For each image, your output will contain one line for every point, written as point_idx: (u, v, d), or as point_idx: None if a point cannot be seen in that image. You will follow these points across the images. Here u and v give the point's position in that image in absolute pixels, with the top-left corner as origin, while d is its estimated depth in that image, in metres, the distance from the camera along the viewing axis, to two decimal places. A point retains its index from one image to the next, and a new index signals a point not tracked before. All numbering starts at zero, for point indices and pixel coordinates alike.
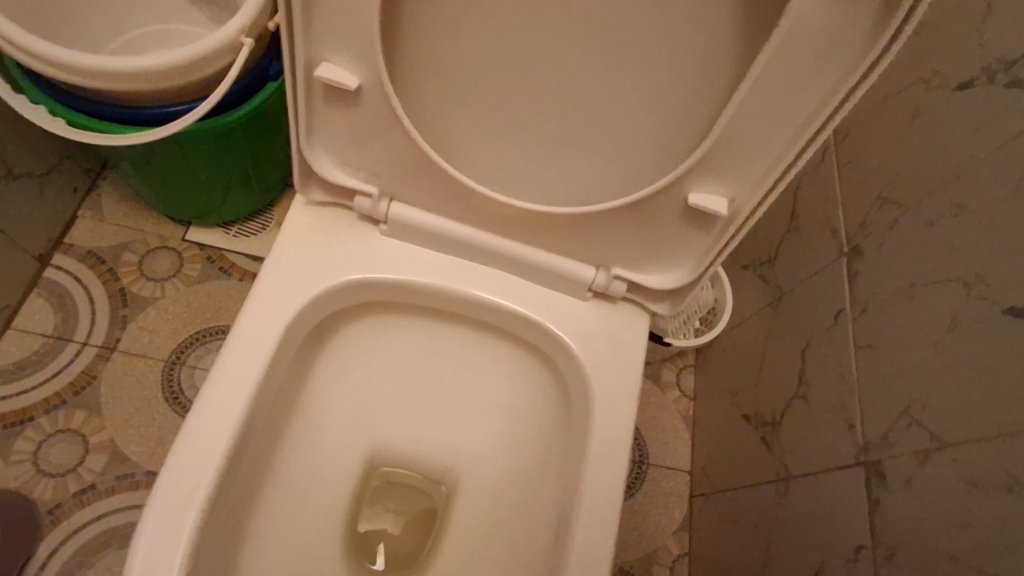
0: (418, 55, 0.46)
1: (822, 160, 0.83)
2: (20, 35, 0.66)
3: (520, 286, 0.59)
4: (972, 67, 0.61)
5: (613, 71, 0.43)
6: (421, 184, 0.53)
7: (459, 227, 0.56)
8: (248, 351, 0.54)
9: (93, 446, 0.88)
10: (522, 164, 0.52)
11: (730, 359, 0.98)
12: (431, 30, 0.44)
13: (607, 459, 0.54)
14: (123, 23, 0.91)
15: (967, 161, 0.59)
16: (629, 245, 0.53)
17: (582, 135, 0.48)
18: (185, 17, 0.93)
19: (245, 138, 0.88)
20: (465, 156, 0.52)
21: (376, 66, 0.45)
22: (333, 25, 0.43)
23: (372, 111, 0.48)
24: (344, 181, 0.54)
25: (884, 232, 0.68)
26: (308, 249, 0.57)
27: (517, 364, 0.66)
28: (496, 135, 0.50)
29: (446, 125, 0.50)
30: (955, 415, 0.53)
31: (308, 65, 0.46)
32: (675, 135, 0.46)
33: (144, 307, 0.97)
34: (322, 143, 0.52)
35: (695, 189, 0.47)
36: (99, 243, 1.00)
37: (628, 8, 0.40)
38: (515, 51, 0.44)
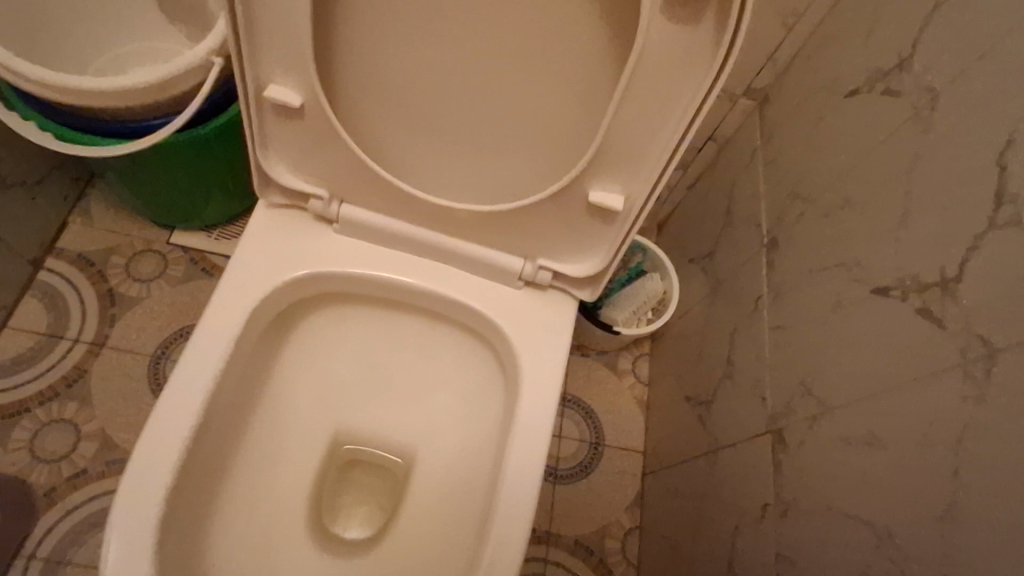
0: (353, 77, 0.53)
1: (751, 160, 0.91)
2: (11, 59, 0.73)
3: (459, 276, 0.67)
4: (858, 76, 0.68)
5: (517, 89, 0.51)
6: (365, 188, 0.61)
7: (401, 225, 0.64)
8: (215, 338, 0.61)
9: (85, 434, 0.95)
10: (450, 167, 0.59)
11: (678, 346, 1.06)
12: (361, 56, 0.52)
13: (533, 427, 0.62)
14: (108, 42, 0.98)
15: (852, 160, 0.67)
16: (548, 239, 0.61)
17: (498, 143, 0.56)
18: (165, 36, 1.01)
19: (221, 148, 0.95)
20: (401, 162, 0.60)
21: (314, 89, 0.52)
22: (274, 54, 0.50)
23: (316, 125, 0.55)
24: (297, 186, 0.62)
25: (794, 225, 0.76)
26: (270, 247, 0.65)
27: (463, 347, 0.74)
28: (426, 144, 0.57)
29: (383, 136, 0.58)
30: (837, 383, 0.61)
31: (256, 86, 0.53)
32: (574, 143, 0.53)
33: (131, 306, 1.05)
34: (277, 154, 0.60)
35: (593, 189, 0.54)
36: (88, 247, 1.08)
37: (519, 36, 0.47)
38: (433, 73, 0.52)
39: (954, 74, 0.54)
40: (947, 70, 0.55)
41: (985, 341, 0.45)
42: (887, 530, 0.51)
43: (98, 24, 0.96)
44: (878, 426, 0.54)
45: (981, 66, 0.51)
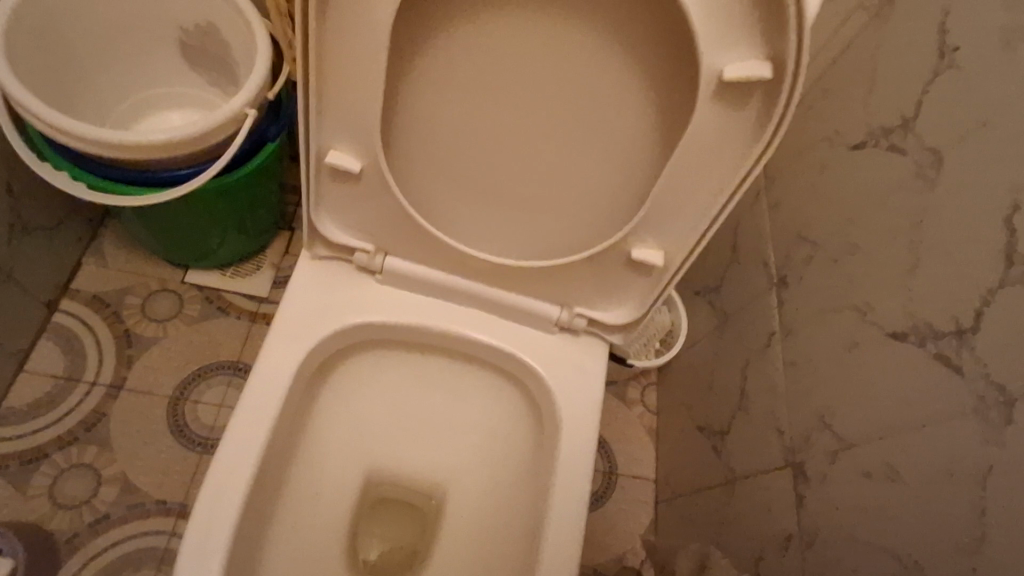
0: (407, 142, 0.56)
1: (755, 202, 0.95)
2: (51, 115, 0.76)
3: (495, 322, 0.70)
4: (861, 130, 0.73)
5: (565, 154, 0.55)
6: (410, 243, 0.64)
7: (442, 275, 0.67)
8: (266, 389, 0.63)
9: (105, 478, 0.95)
10: (494, 223, 0.62)
11: (686, 377, 1.09)
12: (417, 124, 0.55)
13: (574, 468, 0.65)
14: (131, 87, 0.99)
15: (858, 209, 0.72)
16: (586, 289, 0.64)
17: (542, 201, 0.59)
18: (185, 81, 1.02)
19: (243, 190, 0.97)
20: (445, 218, 0.63)
21: (372, 155, 0.55)
22: (338, 124, 0.53)
23: (370, 188, 0.58)
24: (345, 241, 0.64)
25: (803, 266, 0.80)
26: (314, 298, 0.67)
27: (494, 388, 0.77)
28: (472, 202, 0.61)
29: (430, 194, 0.61)
30: (857, 421, 0.65)
31: (315, 152, 0.56)
32: (616, 204, 0.57)
33: (148, 346, 1.05)
34: (328, 212, 0.62)
35: (635, 246, 0.58)
36: (103, 288, 1.08)
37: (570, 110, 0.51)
38: (485, 139, 0.55)
39: (955, 137, 0.59)
40: (946, 133, 0.60)
41: (1002, 390, 0.50)
42: (916, 563, 0.55)
43: (121, 70, 0.97)
44: (901, 463, 0.58)
45: (981, 133, 0.56)
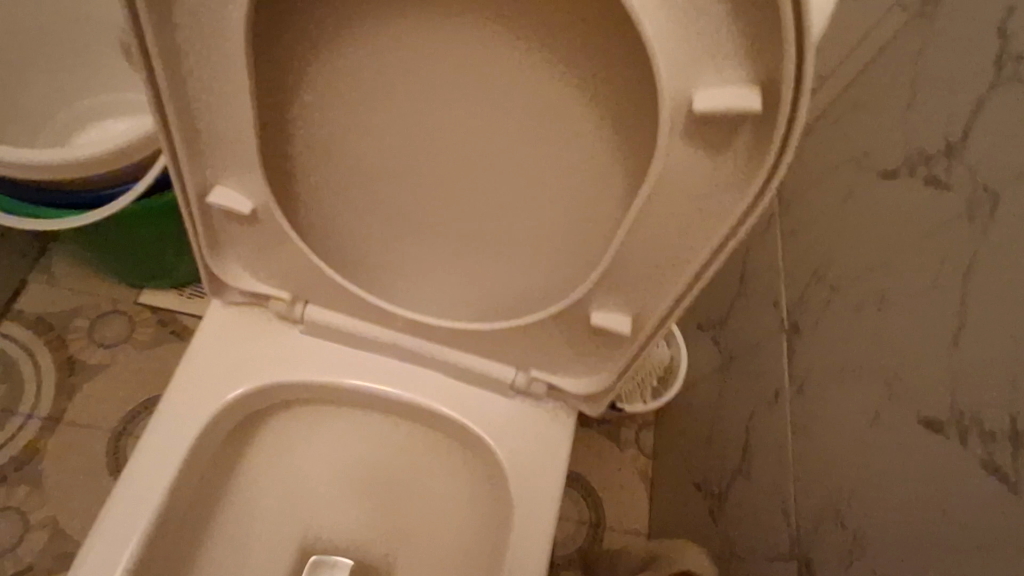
0: (313, 177, 0.46)
1: (767, 228, 0.82)
2: None
3: (440, 383, 0.58)
4: (895, 154, 0.59)
5: (506, 195, 0.43)
6: (330, 293, 0.53)
7: (373, 329, 0.56)
8: (157, 460, 0.53)
9: (34, 523, 0.87)
10: (429, 271, 0.51)
11: (685, 421, 0.97)
12: (322, 155, 0.44)
13: (528, 568, 0.52)
14: (68, 97, 0.90)
15: (887, 252, 0.58)
16: (545, 352, 0.52)
17: (484, 250, 0.48)
18: (130, 88, 0.92)
19: None
20: (372, 265, 0.52)
21: (265, 192, 0.44)
22: (216, 155, 0.42)
23: (270, 231, 0.48)
24: (254, 288, 0.54)
25: (819, 314, 0.67)
26: (227, 351, 0.57)
27: (447, 452, 0.65)
28: (401, 248, 0.50)
29: (350, 237, 0.50)
30: (881, 522, 0.52)
31: (197, 188, 0.45)
32: (571, 258, 0.45)
33: (93, 375, 0.96)
34: (230, 256, 0.52)
35: (596, 309, 0.46)
36: (49, 309, 1.00)
37: (506, 141, 0.40)
38: (407, 178, 0.44)
39: (1013, 174, 0.45)
40: (1002, 168, 0.46)
41: None
42: None
43: (54, 80, 0.88)
44: None
45: None
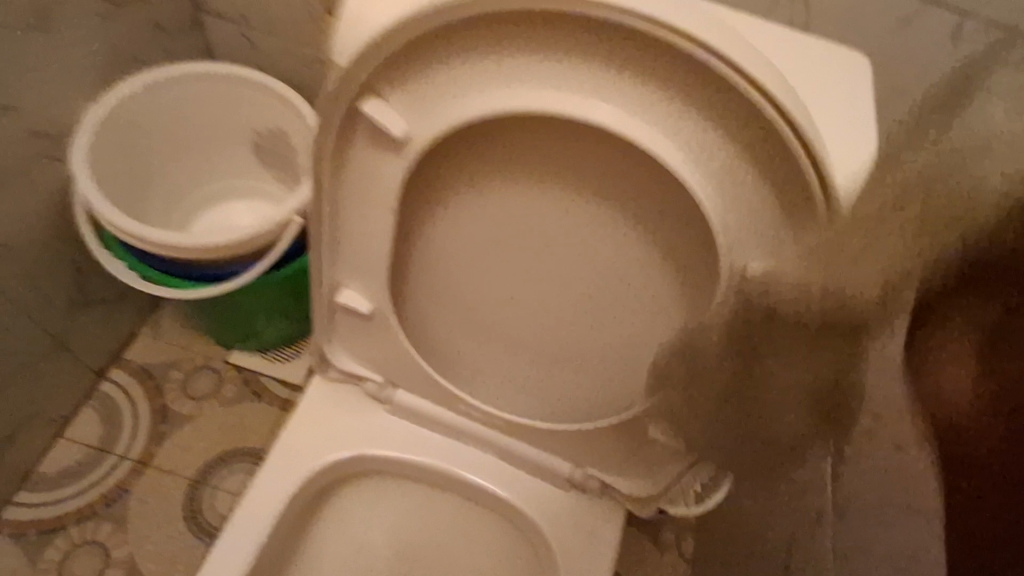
0: (419, 289, 0.55)
1: None
2: (123, 221, 0.81)
3: (502, 470, 0.64)
4: None
5: (582, 317, 0.51)
6: (420, 383, 0.61)
7: (451, 416, 0.63)
8: (254, 517, 0.60)
9: (114, 559, 0.96)
10: (507, 372, 0.59)
11: (726, 529, 0.98)
12: (429, 273, 0.53)
13: None
14: (199, 182, 1.05)
15: None
16: (604, 453, 0.59)
17: (558, 359, 0.55)
18: (250, 175, 1.08)
19: (289, 283, 0.99)
20: (456, 363, 0.60)
21: (383, 297, 0.53)
22: (350, 265, 0.52)
23: (381, 328, 0.57)
24: (353, 370, 0.62)
25: None
26: (323, 423, 0.65)
27: (501, 536, 0.70)
28: (486, 353, 0.58)
29: (443, 338, 0.58)
30: None
31: (329, 287, 0.54)
32: (634, 375, 0.53)
33: (181, 424, 1.07)
34: (341, 343, 0.61)
35: (653, 423, 0.54)
36: (151, 360, 1.12)
37: (588, 277, 0.48)
38: (502, 297, 0.53)
39: None
40: None
41: None
42: None
43: (189, 170, 1.03)
44: None
45: None
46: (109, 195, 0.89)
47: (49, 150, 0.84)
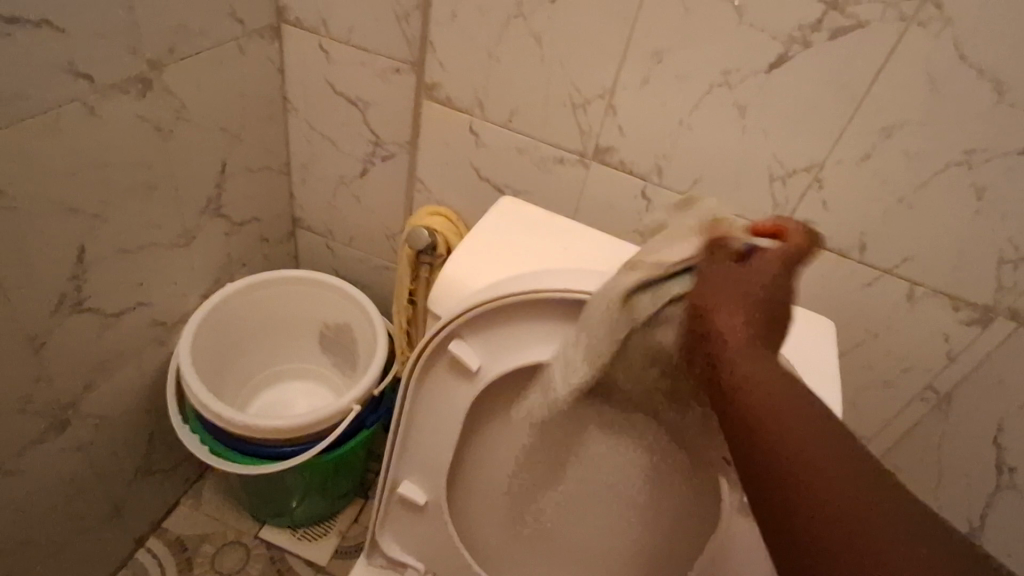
0: (466, 489, 0.64)
1: None
2: (211, 401, 0.95)
3: None
4: None
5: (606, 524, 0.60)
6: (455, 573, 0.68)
7: None
8: None
9: None
10: (537, 569, 0.66)
11: None
12: (477, 476, 0.63)
13: None
14: (267, 365, 1.20)
15: None
16: None
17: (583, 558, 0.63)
18: (310, 359, 1.24)
19: (331, 464, 1.08)
20: (492, 557, 0.67)
21: (438, 492, 0.63)
22: (414, 464, 0.63)
23: (430, 520, 0.65)
24: (400, 558, 0.69)
25: None
26: None
27: None
28: (522, 549, 0.65)
29: (483, 532, 0.66)
30: None
31: (393, 479, 0.65)
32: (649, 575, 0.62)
33: None
34: (391, 531, 0.69)
35: None
36: (187, 531, 1.18)
37: (614, 490, 0.58)
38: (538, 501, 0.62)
39: None
40: None
41: None
42: None
43: (262, 357, 1.19)
44: None
45: None
46: (200, 376, 1.03)
47: (160, 336, 0.99)
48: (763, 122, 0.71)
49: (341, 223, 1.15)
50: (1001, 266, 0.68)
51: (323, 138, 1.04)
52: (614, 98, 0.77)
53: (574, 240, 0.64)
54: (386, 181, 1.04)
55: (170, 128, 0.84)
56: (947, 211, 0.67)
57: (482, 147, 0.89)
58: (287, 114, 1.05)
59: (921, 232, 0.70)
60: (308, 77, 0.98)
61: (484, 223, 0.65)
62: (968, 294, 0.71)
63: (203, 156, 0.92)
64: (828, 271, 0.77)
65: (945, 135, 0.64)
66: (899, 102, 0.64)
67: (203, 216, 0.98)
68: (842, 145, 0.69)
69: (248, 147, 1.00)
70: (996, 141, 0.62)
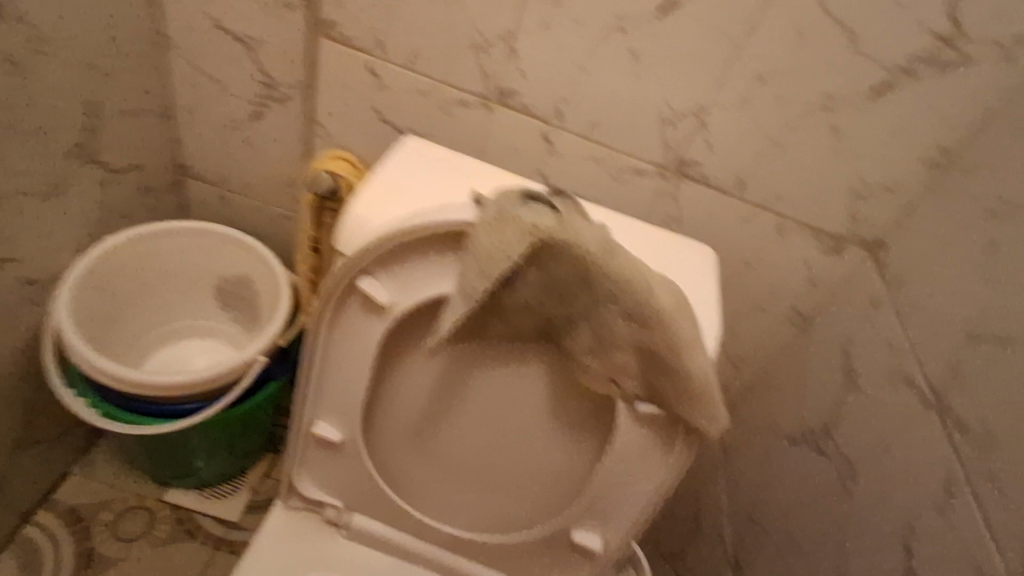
0: (382, 422, 0.66)
1: (714, 469, 1.03)
2: (98, 359, 0.89)
3: None
4: (796, 426, 0.84)
5: (516, 444, 0.64)
6: (373, 506, 0.70)
7: (400, 535, 0.71)
8: None
9: None
10: (453, 492, 0.69)
11: None
12: (388, 409, 0.65)
13: None
14: (159, 322, 1.14)
15: (801, 501, 0.79)
16: (538, 565, 0.69)
17: (494, 479, 0.67)
18: (208, 315, 1.18)
19: (237, 419, 1.04)
20: (407, 487, 0.70)
21: (352, 429, 0.64)
22: (325, 405, 0.63)
23: (346, 456, 0.66)
24: (318, 497, 0.71)
25: (757, 546, 0.86)
26: (282, 548, 0.70)
27: None
28: (437, 474, 0.68)
29: (399, 463, 0.68)
30: None
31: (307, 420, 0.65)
32: (557, 493, 0.66)
33: (105, 568, 1.07)
34: (306, 472, 0.70)
35: (578, 530, 0.64)
36: (81, 501, 1.12)
37: (523, 411, 0.62)
38: (451, 429, 0.65)
39: (868, 454, 0.69)
40: (862, 449, 0.70)
41: None
42: None
43: (153, 314, 1.13)
44: None
45: (885, 455, 0.67)
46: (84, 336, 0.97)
47: (31, 296, 0.91)
48: (655, 67, 0.75)
49: (234, 170, 1.09)
50: (852, 200, 0.77)
51: (208, 77, 0.97)
52: (515, 40, 0.78)
53: (475, 174, 0.66)
54: (281, 124, 0.99)
55: (26, 62, 0.75)
56: (811, 151, 0.76)
57: (383, 88, 0.87)
58: (164, 50, 0.96)
59: (789, 170, 0.78)
60: (186, 8, 0.90)
61: (384, 164, 0.64)
62: (827, 225, 0.80)
63: (67, 95, 0.83)
64: (712, 208, 0.84)
65: (809, 81, 0.71)
66: (771, 49, 0.70)
67: (71, 164, 0.90)
68: (724, 89, 0.74)
69: (121, 87, 0.92)
70: (849, 86, 0.70)
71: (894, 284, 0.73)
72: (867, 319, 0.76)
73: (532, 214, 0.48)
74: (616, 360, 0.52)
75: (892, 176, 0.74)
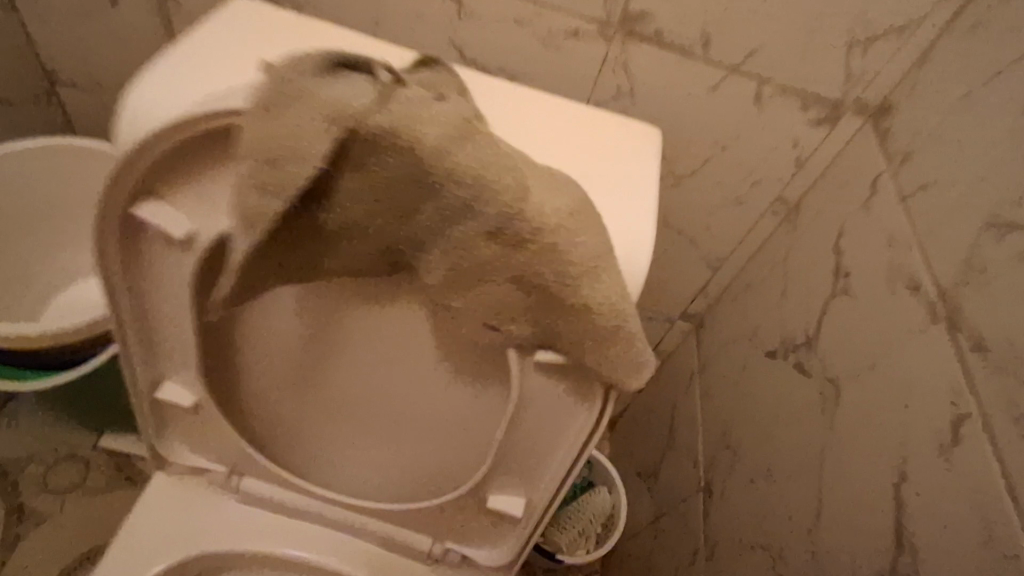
0: (238, 378, 0.52)
1: (688, 385, 0.91)
2: None
3: (353, 547, 0.62)
4: (774, 339, 0.70)
5: (406, 394, 0.51)
6: (259, 468, 0.59)
7: (297, 498, 0.61)
8: None
9: None
10: (349, 448, 0.57)
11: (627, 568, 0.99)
12: (242, 363, 0.51)
13: None
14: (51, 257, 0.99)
15: (774, 426, 0.67)
16: (457, 526, 0.58)
17: (391, 432, 0.55)
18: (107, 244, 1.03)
19: None
20: (293, 445, 0.58)
21: (201, 389, 0.51)
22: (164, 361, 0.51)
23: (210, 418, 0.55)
24: (196, 463, 0.60)
25: (727, 472, 0.75)
26: (165, 518, 0.61)
27: None
28: (325, 430, 0.56)
29: (276, 421, 0.56)
30: None
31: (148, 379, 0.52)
32: (465, 450, 0.53)
33: (37, 522, 1.00)
34: (174, 436, 0.58)
35: (494, 494, 0.53)
36: (4, 454, 1.04)
37: (405, 357, 0.48)
38: (325, 379, 0.52)
39: (851, 375, 0.56)
40: (846, 367, 0.57)
41: None
42: None
43: (40, 249, 0.98)
44: None
45: (871, 376, 0.53)
46: None
47: None
48: None
49: (102, 71, 0.89)
50: (850, 50, 0.58)
51: None
52: None
53: (325, 37, 0.49)
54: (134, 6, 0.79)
55: None
56: None
57: None
58: None
59: (766, 15, 0.58)
60: None
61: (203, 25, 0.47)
62: (816, 88, 0.62)
63: None
64: (670, 74, 0.65)
65: None
66: None
67: None
68: None
69: None
70: None
71: (900, 158, 0.56)
72: (861, 206, 0.59)
73: (347, 87, 0.33)
74: (487, 292, 0.37)
75: (904, 13, 0.55)
